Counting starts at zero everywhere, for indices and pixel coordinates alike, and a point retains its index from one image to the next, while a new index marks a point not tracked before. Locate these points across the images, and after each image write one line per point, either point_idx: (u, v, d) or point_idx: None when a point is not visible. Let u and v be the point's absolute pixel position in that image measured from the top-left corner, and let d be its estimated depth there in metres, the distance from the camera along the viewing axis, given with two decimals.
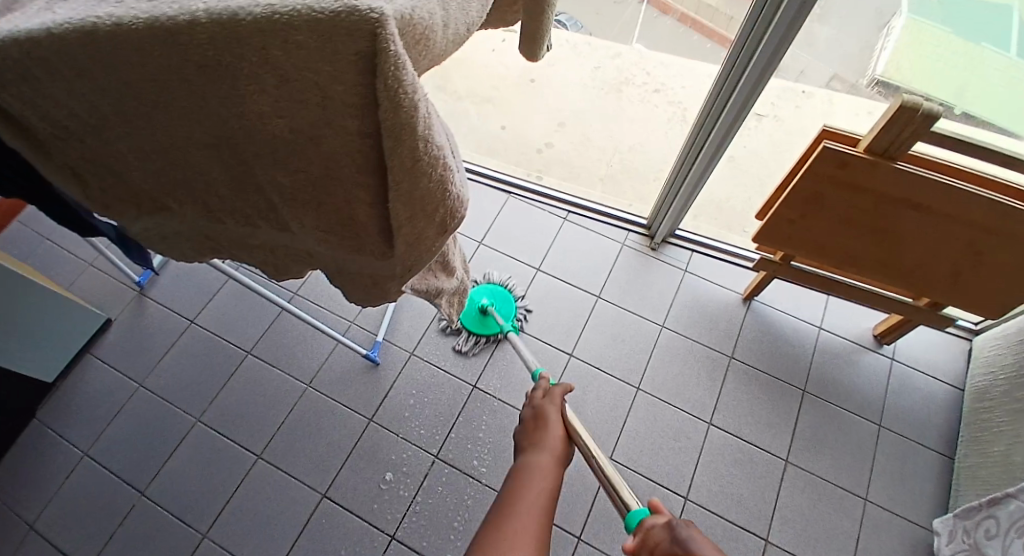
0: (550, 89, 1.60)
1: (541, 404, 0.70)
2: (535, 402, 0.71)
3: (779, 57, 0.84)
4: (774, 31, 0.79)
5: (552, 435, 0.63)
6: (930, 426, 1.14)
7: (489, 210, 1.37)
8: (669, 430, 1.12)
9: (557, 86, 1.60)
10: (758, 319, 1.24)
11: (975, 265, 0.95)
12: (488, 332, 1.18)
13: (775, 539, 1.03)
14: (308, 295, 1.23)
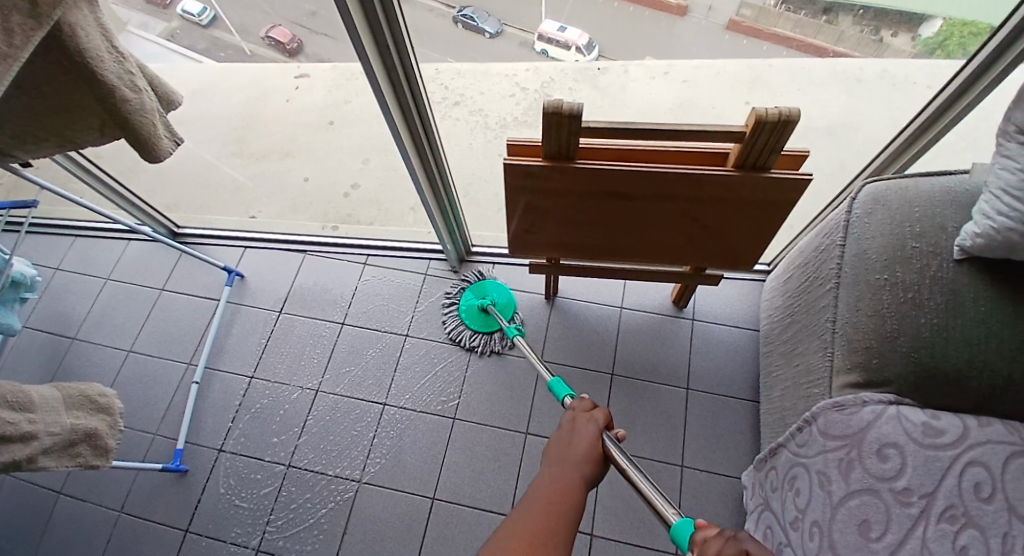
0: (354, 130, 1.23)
1: (572, 418, 0.62)
2: (574, 412, 0.64)
3: (410, 71, 0.85)
4: (393, 68, 0.82)
5: (587, 453, 0.57)
6: (736, 375, 1.17)
7: (285, 276, 1.37)
8: (486, 453, 1.13)
9: (358, 125, 1.20)
10: (560, 316, 1.27)
11: (705, 232, 0.96)
12: (484, 330, 1.24)
13: (600, 532, 1.04)
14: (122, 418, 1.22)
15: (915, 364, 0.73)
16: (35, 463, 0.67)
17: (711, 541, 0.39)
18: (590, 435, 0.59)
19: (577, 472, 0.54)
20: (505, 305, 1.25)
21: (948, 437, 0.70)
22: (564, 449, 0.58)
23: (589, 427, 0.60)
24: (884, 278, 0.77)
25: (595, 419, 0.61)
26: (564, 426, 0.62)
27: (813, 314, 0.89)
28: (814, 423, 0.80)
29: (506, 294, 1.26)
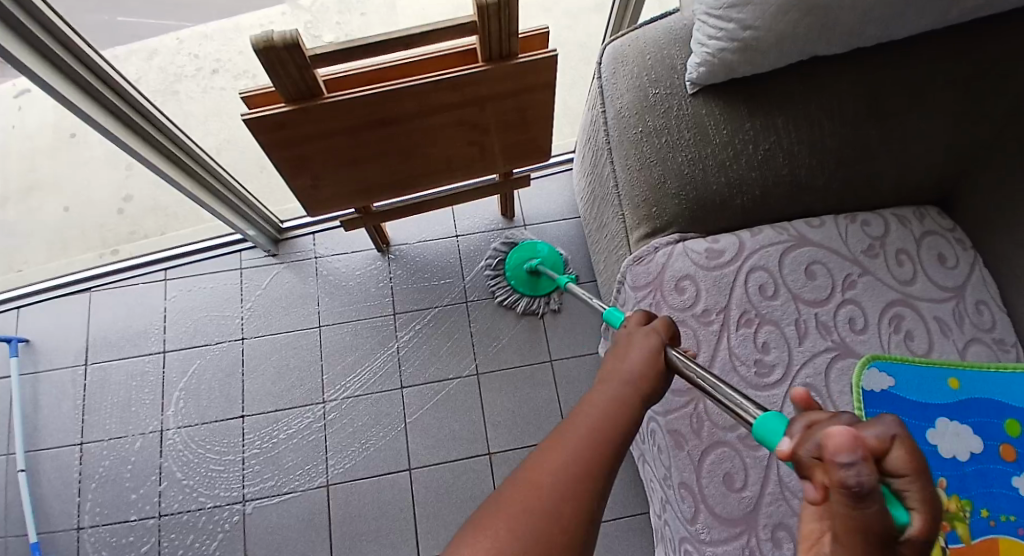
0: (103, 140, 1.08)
1: None
2: None
3: (82, 53, 0.71)
4: (60, 54, 0.68)
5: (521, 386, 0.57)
6: (574, 264, 1.24)
7: (80, 324, 1.17)
8: (368, 420, 1.11)
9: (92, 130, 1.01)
10: (401, 263, 1.24)
11: (489, 135, 0.95)
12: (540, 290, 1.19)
13: (496, 447, 1.09)
14: None
15: (686, 196, 0.81)
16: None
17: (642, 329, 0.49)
18: (645, 342, 0.47)
19: (619, 392, 0.42)
20: (554, 262, 1.19)
21: (727, 255, 0.80)
22: (614, 367, 0.45)
23: (641, 338, 0.47)
24: (639, 130, 0.82)
25: (654, 331, 0.48)
26: (614, 344, 0.49)
27: (603, 183, 0.94)
28: (623, 279, 0.86)
29: (548, 250, 1.20)
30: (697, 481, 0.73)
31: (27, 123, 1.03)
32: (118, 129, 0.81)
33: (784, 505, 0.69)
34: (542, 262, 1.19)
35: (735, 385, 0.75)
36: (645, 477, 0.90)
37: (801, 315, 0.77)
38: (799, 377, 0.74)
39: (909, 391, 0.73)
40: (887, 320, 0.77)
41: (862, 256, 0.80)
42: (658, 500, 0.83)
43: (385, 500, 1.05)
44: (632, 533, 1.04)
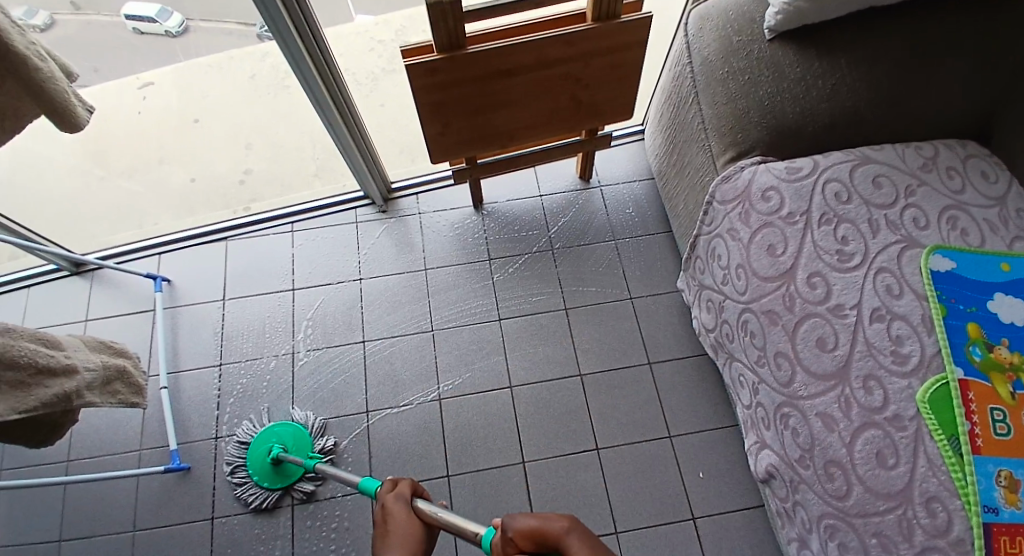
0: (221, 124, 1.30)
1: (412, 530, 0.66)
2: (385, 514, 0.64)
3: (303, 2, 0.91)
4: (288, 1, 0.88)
5: (400, 527, 0.59)
6: (646, 218, 1.39)
7: (215, 266, 1.34)
8: (472, 347, 1.25)
9: (222, 111, 1.27)
10: (493, 216, 1.41)
11: (589, 89, 1.13)
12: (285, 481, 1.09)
13: (587, 369, 1.22)
14: (87, 460, 1.14)
15: (768, 124, 0.97)
16: (87, 395, 0.68)
17: (393, 496, 0.62)
18: (399, 510, 0.61)
19: (401, 552, 0.55)
20: (301, 446, 1.12)
21: (805, 171, 0.94)
22: (390, 535, 0.58)
23: (395, 503, 0.61)
24: (726, 71, 1.00)
25: (401, 494, 0.63)
26: (377, 513, 0.62)
27: (686, 126, 1.11)
28: (714, 199, 1.01)
29: (294, 432, 1.14)
30: (792, 348, 0.86)
31: (157, 113, 1.24)
32: (308, 64, 1.01)
33: (872, 360, 0.80)
34: (290, 450, 1.11)
35: (821, 268, 0.87)
36: (731, 374, 1.03)
37: (873, 216, 0.90)
38: (876, 262, 0.86)
39: (968, 273, 0.86)
40: (947, 219, 0.90)
41: (918, 170, 0.94)
42: (750, 384, 0.96)
43: (491, 412, 1.18)
44: (715, 444, 1.14)
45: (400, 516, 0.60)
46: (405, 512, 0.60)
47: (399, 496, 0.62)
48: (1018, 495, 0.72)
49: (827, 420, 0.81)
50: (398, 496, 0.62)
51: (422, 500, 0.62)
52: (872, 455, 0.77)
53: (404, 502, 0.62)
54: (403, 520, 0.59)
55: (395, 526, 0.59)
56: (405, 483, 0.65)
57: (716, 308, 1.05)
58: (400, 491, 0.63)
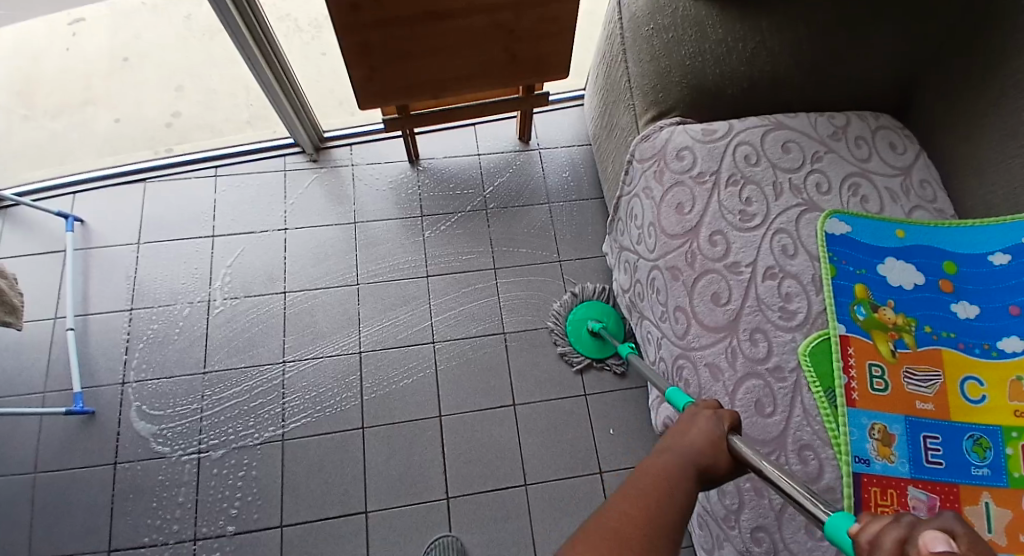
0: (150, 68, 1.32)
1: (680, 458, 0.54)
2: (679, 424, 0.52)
3: None
4: None
5: (694, 441, 0.47)
6: (581, 183, 1.40)
7: (133, 209, 1.29)
8: (396, 301, 1.24)
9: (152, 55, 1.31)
10: (429, 173, 1.39)
11: (522, 42, 1.11)
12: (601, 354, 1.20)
13: (511, 327, 1.23)
14: None
15: (688, 84, 0.97)
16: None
17: (708, 416, 0.50)
18: (705, 427, 0.48)
19: (679, 462, 0.44)
20: (616, 326, 1.20)
21: (720, 133, 0.95)
22: (673, 441, 0.48)
23: (705, 420, 0.49)
24: (651, 27, 1.00)
25: (716, 417, 0.50)
26: (680, 420, 0.52)
27: (615, 85, 1.11)
28: (635, 159, 1.02)
29: (612, 314, 1.22)
30: (689, 303, 0.89)
31: (90, 55, 1.29)
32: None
33: (761, 314, 0.83)
34: (606, 325, 1.20)
35: (723, 227, 0.89)
36: (642, 333, 1.05)
37: (778, 178, 0.92)
38: (775, 224, 0.89)
39: (862, 237, 0.88)
40: (849, 187, 0.93)
41: (828, 138, 0.97)
42: (656, 341, 0.98)
43: (412, 366, 1.18)
44: (629, 403, 1.16)
45: (671, 444, 0.47)
46: (709, 437, 0.47)
47: (726, 416, 0.50)
48: (890, 448, 0.75)
49: (714, 370, 0.85)
50: (722, 415, 0.50)
51: (734, 438, 0.48)
52: (751, 402, 0.80)
53: (721, 423, 0.49)
54: (683, 435, 0.48)
55: (670, 443, 0.48)
56: (731, 413, 0.51)
57: (632, 268, 1.07)
58: (723, 414, 0.50)
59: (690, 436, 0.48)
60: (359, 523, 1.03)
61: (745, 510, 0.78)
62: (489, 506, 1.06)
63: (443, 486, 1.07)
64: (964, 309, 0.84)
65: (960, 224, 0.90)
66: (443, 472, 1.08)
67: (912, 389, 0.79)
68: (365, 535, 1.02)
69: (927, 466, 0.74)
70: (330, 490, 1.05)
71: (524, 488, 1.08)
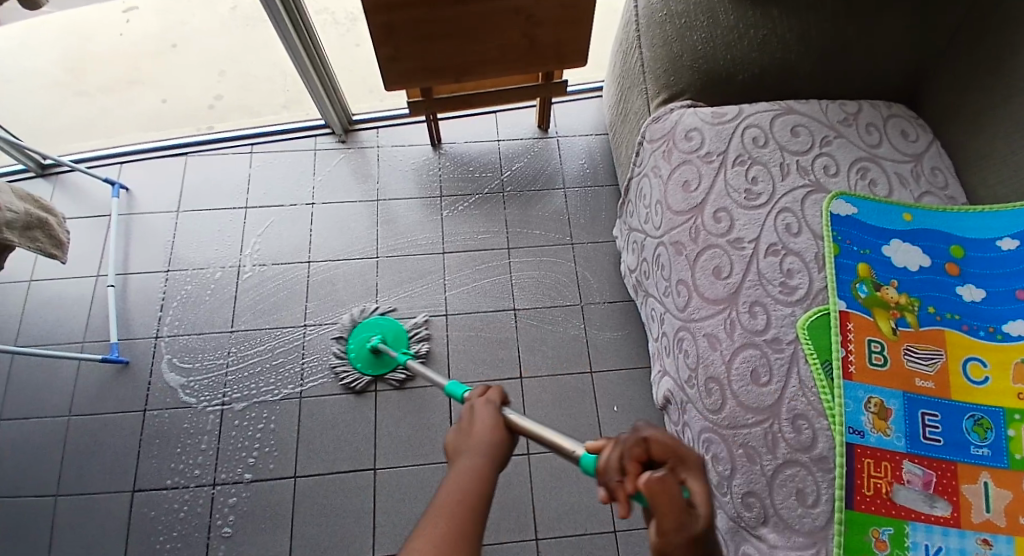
0: (195, 50, 1.38)
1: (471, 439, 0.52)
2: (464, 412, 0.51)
3: None
4: None
5: (477, 430, 0.45)
6: (597, 170, 1.43)
7: (174, 179, 1.38)
8: (413, 275, 1.29)
9: (195, 39, 1.37)
10: (450, 156, 1.45)
11: (541, 27, 1.15)
12: (380, 370, 1.16)
13: (521, 305, 1.26)
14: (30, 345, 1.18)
15: (699, 68, 1.02)
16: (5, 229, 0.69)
17: (476, 405, 0.50)
18: (487, 417, 0.47)
19: (479, 455, 0.41)
20: (397, 341, 1.19)
21: (730, 116, 0.99)
22: (461, 445, 0.44)
23: (484, 410, 0.48)
24: (664, 14, 1.05)
25: (490, 404, 0.50)
26: (464, 416, 0.50)
27: (630, 71, 1.16)
28: (644, 141, 1.07)
29: (393, 328, 1.21)
30: (691, 276, 0.92)
31: (139, 36, 1.36)
32: None
33: (761, 288, 0.85)
34: (387, 342, 1.18)
35: (728, 204, 0.92)
36: (647, 311, 1.08)
37: (785, 160, 0.94)
38: (781, 203, 0.90)
39: (868, 219, 0.89)
40: (857, 170, 0.94)
41: (838, 124, 0.98)
42: (659, 316, 1.01)
43: (425, 336, 1.22)
44: (633, 382, 1.19)
45: (459, 436, 0.46)
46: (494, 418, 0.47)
47: (494, 401, 0.51)
48: (887, 422, 0.74)
49: (712, 341, 0.87)
50: (489, 401, 0.51)
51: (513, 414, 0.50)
52: (748, 372, 0.82)
53: (490, 406, 0.49)
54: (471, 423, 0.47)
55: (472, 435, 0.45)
56: (497, 391, 0.53)
57: (639, 248, 1.10)
58: (495, 395, 0.52)
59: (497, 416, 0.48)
60: (368, 480, 1.07)
61: (738, 476, 0.79)
62: None
63: None
64: (970, 292, 0.84)
65: (968, 209, 0.92)
66: (450, 437, 1.12)
67: (912, 366, 0.79)
68: (373, 492, 1.07)
69: (925, 442, 0.73)
70: (342, 447, 1.10)
71: (526, 457, 1.11)
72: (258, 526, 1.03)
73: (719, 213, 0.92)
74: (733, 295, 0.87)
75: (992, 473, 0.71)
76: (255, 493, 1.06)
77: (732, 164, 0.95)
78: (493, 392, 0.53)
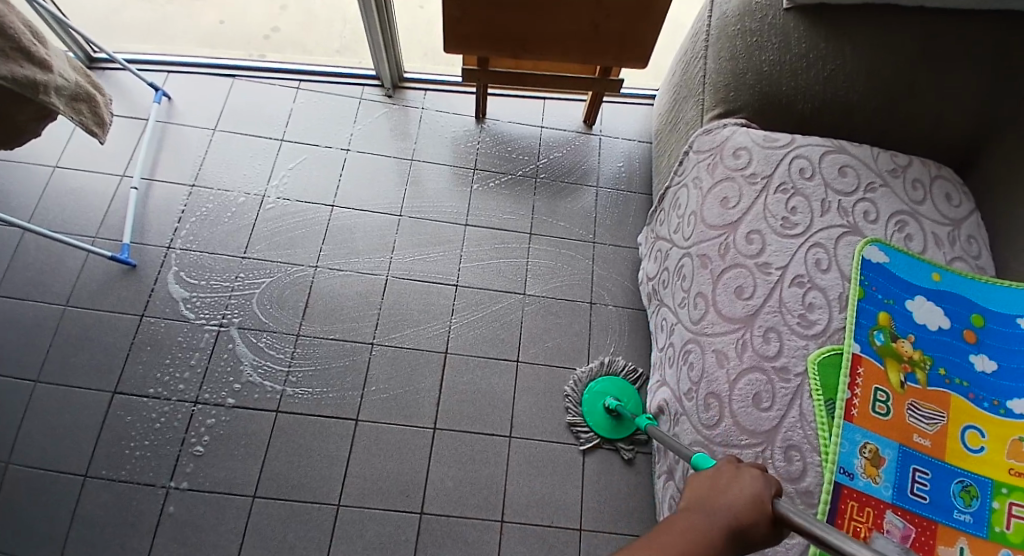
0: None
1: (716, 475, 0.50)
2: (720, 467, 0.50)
3: None
4: None
5: (724, 503, 0.44)
6: (633, 176, 1.42)
7: (217, 97, 1.38)
8: (432, 241, 1.29)
9: None
10: (491, 132, 1.44)
11: (610, 21, 1.16)
12: (620, 434, 1.12)
13: (532, 291, 1.26)
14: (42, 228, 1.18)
15: (762, 89, 1.02)
16: (52, 95, 0.70)
17: (736, 472, 0.48)
18: (737, 490, 0.45)
19: (712, 528, 0.41)
20: (635, 407, 1.14)
21: (781, 142, 0.98)
22: (707, 500, 0.45)
23: (745, 479, 0.46)
24: (738, 29, 1.06)
25: (763, 478, 0.47)
26: (719, 474, 0.49)
27: (689, 81, 1.15)
28: (693, 152, 1.06)
29: (634, 398, 1.15)
30: (712, 291, 0.91)
31: None
32: None
33: (779, 317, 0.84)
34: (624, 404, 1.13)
35: (763, 228, 0.91)
36: (655, 320, 1.08)
37: (828, 197, 0.93)
38: (814, 238, 0.90)
39: (897, 269, 0.89)
40: (896, 222, 0.93)
41: (885, 172, 0.97)
42: (669, 327, 1.00)
43: (431, 302, 1.22)
44: (628, 390, 1.18)
45: (700, 498, 0.45)
46: (737, 496, 0.44)
47: (760, 470, 0.47)
48: (877, 469, 0.74)
49: (720, 357, 0.86)
50: (759, 475, 0.47)
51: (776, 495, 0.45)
52: (750, 395, 0.81)
53: (752, 478, 0.47)
54: (716, 494, 0.45)
55: (696, 502, 0.45)
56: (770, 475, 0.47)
57: (662, 257, 1.09)
58: (760, 472, 0.47)
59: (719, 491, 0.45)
60: (347, 430, 1.07)
61: None
62: (471, 448, 1.08)
63: (432, 417, 1.10)
64: (982, 362, 0.83)
65: (994, 281, 0.90)
66: (436, 405, 1.11)
67: (913, 421, 0.78)
68: (351, 442, 1.06)
69: (911, 498, 0.73)
70: (329, 391, 1.09)
71: (508, 440, 1.10)
72: (231, 451, 1.03)
73: (753, 234, 0.91)
74: (751, 316, 0.86)
75: (969, 540, 0.70)
76: (234, 419, 1.05)
77: (775, 189, 0.94)
78: (757, 470, 0.48)
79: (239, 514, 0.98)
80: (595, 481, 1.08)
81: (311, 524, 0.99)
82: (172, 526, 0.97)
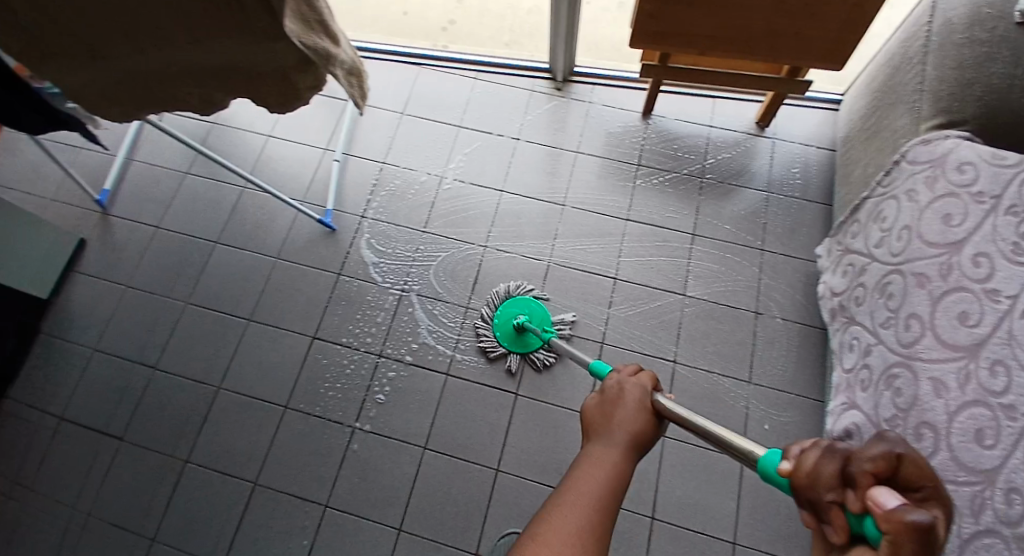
0: None
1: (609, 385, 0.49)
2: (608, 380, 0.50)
3: None
4: None
5: (619, 419, 0.44)
6: (809, 184, 1.34)
7: (405, 83, 1.50)
8: (595, 232, 1.31)
9: None
10: (659, 129, 1.43)
11: (817, 20, 1.09)
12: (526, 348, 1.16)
13: (692, 292, 1.24)
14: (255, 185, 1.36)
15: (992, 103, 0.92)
16: (336, 69, 0.80)
17: (631, 382, 0.49)
18: (631, 400, 0.46)
19: (616, 446, 0.41)
20: (539, 320, 1.19)
21: (1011, 160, 0.85)
22: (601, 418, 0.45)
23: (631, 391, 0.47)
24: (966, 39, 0.95)
25: (643, 385, 0.48)
26: (604, 388, 0.49)
27: (897, 87, 1.06)
28: (904, 162, 0.97)
29: (539, 309, 1.21)
30: (930, 314, 0.84)
31: None
32: None
33: (1009, 349, 0.75)
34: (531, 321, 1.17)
35: (993, 251, 0.81)
36: (837, 338, 1.02)
37: None
38: None
39: None
40: None
41: None
42: (862, 347, 0.94)
43: (591, 291, 1.24)
44: (792, 407, 1.12)
45: (606, 407, 0.46)
46: (637, 406, 0.46)
47: (650, 384, 0.49)
48: None
49: (938, 386, 0.79)
50: (643, 386, 0.48)
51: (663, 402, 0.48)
52: (971, 430, 0.74)
53: (643, 391, 0.48)
54: (615, 407, 0.46)
55: (603, 417, 0.45)
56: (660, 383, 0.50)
57: (854, 272, 1.02)
58: (650, 383, 0.49)
59: (619, 401, 0.46)
60: (507, 403, 1.12)
61: None
62: None
63: None
64: None
65: None
66: None
67: None
68: (510, 414, 1.12)
69: None
70: (492, 364, 1.16)
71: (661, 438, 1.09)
72: (404, 406, 1.13)
73: (984, 256, 0.82)
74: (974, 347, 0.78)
75: None
76: (408, 378, 1.15)
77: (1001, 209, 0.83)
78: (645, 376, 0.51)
79: (410, 463, 1.08)
80: (751, 494, 1.05)
81: (471, 484, 1.06)
82: (354, 464, 1.09)
